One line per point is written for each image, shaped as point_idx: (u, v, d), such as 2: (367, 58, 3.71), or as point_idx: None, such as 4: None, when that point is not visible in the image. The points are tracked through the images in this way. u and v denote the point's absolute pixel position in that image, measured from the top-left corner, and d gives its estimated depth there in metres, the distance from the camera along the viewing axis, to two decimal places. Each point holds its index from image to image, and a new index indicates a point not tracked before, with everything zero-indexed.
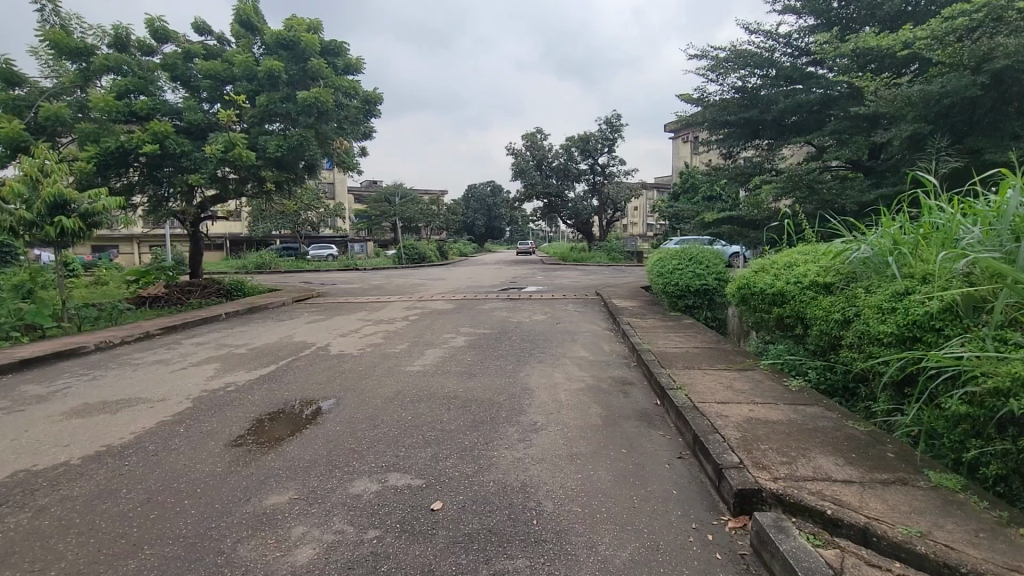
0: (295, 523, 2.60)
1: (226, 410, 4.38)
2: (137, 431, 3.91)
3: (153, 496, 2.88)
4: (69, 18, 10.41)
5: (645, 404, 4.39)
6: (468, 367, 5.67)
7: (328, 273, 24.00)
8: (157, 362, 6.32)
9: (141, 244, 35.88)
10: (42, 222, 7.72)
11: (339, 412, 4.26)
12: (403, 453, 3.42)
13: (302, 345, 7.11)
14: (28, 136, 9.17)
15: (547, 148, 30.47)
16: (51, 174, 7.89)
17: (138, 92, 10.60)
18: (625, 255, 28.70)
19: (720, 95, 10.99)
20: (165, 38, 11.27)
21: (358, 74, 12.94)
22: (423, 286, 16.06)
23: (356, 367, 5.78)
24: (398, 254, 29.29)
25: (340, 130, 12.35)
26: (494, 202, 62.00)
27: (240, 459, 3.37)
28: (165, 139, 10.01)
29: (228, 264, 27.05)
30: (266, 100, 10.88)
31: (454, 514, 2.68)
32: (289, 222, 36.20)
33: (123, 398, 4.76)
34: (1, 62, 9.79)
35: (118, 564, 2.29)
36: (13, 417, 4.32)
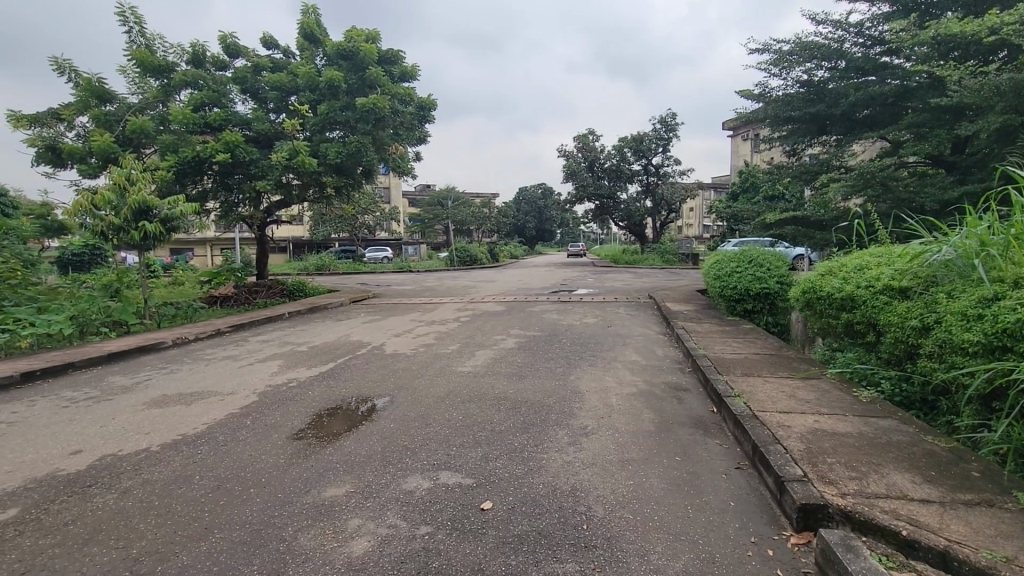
0: (352, 515, 2.69)
1: (288, 404, 4.60)
2: (208, 422, 4.18)
3: (222, 484, 3.07)
4: (152, 38, 11.29)
5: (701, 411, 4.25)
6: (518, 369, 5.69)
7: (383, 274, 24.82)
8: (227, 357, 6.74)
9: (214, 246, 38.50)
10: (129, 227, 8.41)
11: (392, 410, 4.38)
12: (453, 451, 3.47)
13: (358, 344, 7.36)
14: (117, 148, 10.03)
15: (599, 148, 30.08)
16: (136, 182, 8.55)
17: (212, 104, 11.35)
18: (680, 257, 27.92)
19: (782, 90, 10.52)
20: (236, 53, 12.01)
21: (414, 81, 13.29)
22: (474, 287, 16.26)
23: (409, 366, 5.92)
24: (450, 256, 29.89)
25: (395, 135, 12.72)
26: (545, 204, 61.96)
27: (300, 452, 3.53)
28: (236, 149, 10.66)
29: (291, 266, 28.52)
30: (327, 108, 11.38)
31: (503, 514, 2.69)
32: (347, 226, 37.74)
33: (197, 391, 5.10)
34: (94, 80, 10.73)
35: (192, 545, 2.44)
36: (102, 405, 4.73)
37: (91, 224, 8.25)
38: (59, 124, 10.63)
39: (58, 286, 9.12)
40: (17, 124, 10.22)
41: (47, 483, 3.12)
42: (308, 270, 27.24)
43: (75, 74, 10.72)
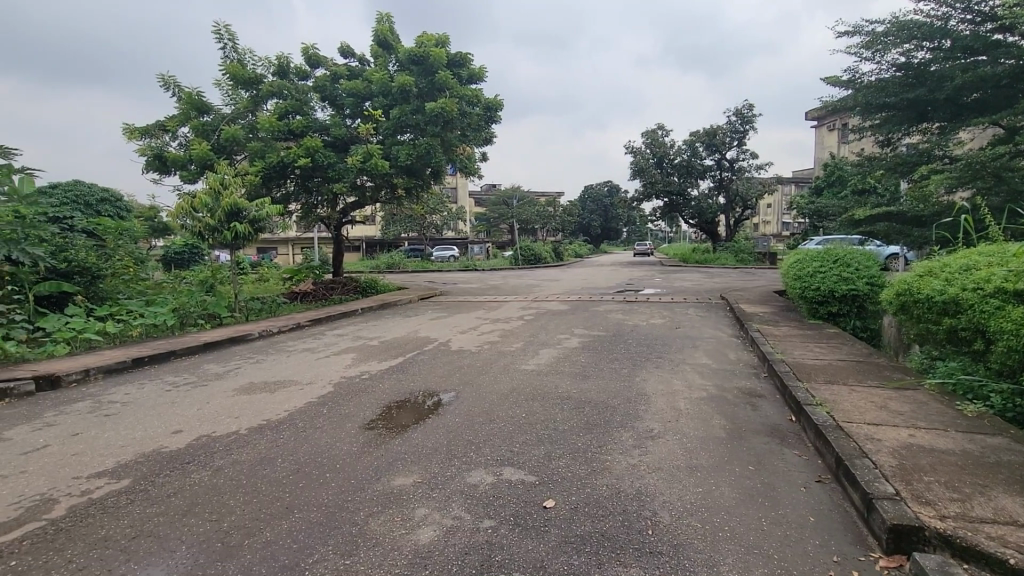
0: (419, 505, 2.78)
1: (361, 396, 4.84)
2: (289, 409, 4.48)
3: (301, 467, 3.28)
4: (244, 53, 12.22)
5: (777, 420, 4.01)
6: (583, 369, 5.63)
7: (450, 273, 25.46)
8: (306, 349, 7.17)
9: (296, 245, 41.18)
10: (222, 228, 9.15)
11: (457, 405, 4.47)
12: (517, 448, 3.50)
13: (425, 340, 7.59)
14: (213, 155, 10.96)
15: (668, 144, 29.16)
16: (229, 186, 9.30)
17: (295, 112, 12.10)
18: (755, 256, 26.54)
19: (875, 75, 9.70)
20: (317, 63, 12.75)
21: (482, 82, 13.50)
22: (538, 286, 16.32)
23: (475, 363, 6.03)
24: (515, 255, 30.11)
25: (463, 136, 13.01)
26: (610, 202, 60.98)
27: (371, 442, 3.69)
28: (316, 153, 11.34)
29: (364, 264, 29.91)
30: (398, 113, 11.84)
31: (567, 513, 2.68)
32: (416, 225, 39.00)
33: (279, 380, 5.47)
34: (194, 93, 11.76)
35: (274, 523, 2.62)
36: (199, 390, 5.19)
37: (191, 225, 9.09)
38: (165, 135, 11.73)
39: (163, 281, 10.11)
40: (131, 135, 11.40)
41: (154, 458, 3.47)
42: (379, 268, 28.44)
43: (178, 89, 11.80)
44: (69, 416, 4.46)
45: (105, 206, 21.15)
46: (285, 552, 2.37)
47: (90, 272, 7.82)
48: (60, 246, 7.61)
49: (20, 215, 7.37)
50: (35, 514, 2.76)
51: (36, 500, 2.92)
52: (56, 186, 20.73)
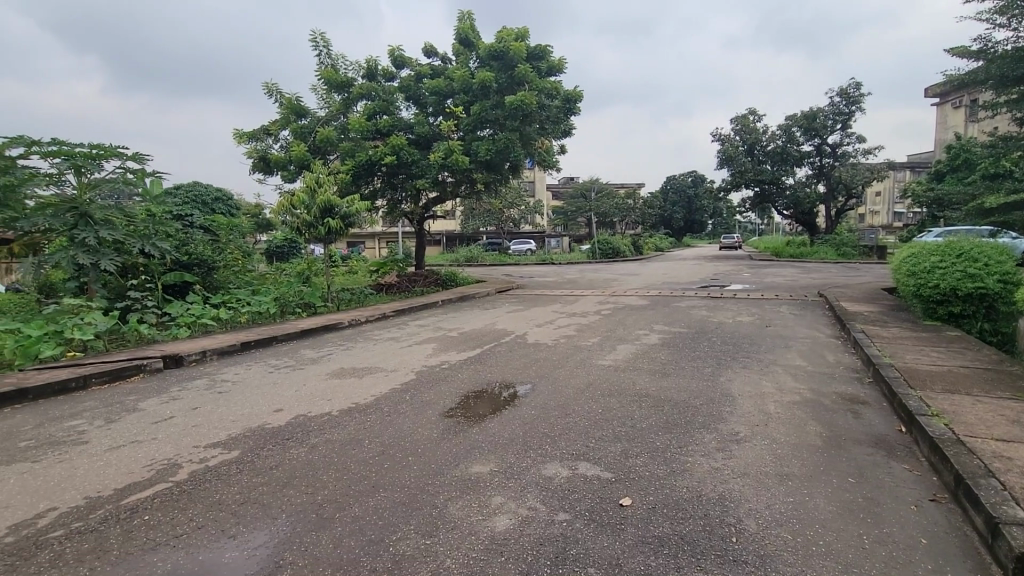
0: (495, 493, 2.84)
1: (441, 384, 5.02)
2: (376, 394, 4.75)
3: (386, 449, 3.46)
4: (337, 58, 12.99)
5: (883, 429, 3.66)
6: (662, 366, 5.45)
7: (527, 267, 25.63)
8: (391, 338, 7.55)
9: (382, 239, 43.43)
10: (317, 224, 9.83)
11: (533, 398, 4.51)
12: (593, 444, 3.47)
13: (503, 333, 7.71)
14: (309, 156, 11.79)
15: (760, 130, 27.32)
16: (323, 184, 9.97)
17: (382, 113, 12.68)
18: (861, 250, 24.24)
19: (1013, 43, 8.48)
20: (402, 64, 13.27)
21: (561, 74, 13.38)
22: (617, 281, 15.99)
23: (551, 356, 6.04)
24: (593, 249, 29.73)
25: (542, 129, 13.00)
26: (694, 193, 58.19)
27: (451, 429, 3.81)
28: (401, 151, 11.85)
29: (445, 257, 30.88)
30: (479, 109, 12.06)
31: (644, 513, 2.61)
32: (494, 219, 39.64)
33: (367, 367, 5.81)
34: (294, 98, 12.69)
35: (362, 500, 2.79)
36: (296, 373, 5.63)
37: (290, 221, 9.85)
38: (268, 138, 12.78)
39: (266, 273, 11.05)
40: (240, 140, 12.53)
41: (258, 433, 3.82)
42: (459, 261, 29.28)
43: (280, 96, 12.79)
44: (190, 391, 5.03)
45: (219, 205, 23.51)
46: (372, 528, 2.52)
47: (207, 263, 8.72)
48: (183, 240, 8.55)
49: (152, 213, 8.36)
50: (164, 476, 3.15)
51: (164, 464, 3.32)
52: (180, 188, 23.37)
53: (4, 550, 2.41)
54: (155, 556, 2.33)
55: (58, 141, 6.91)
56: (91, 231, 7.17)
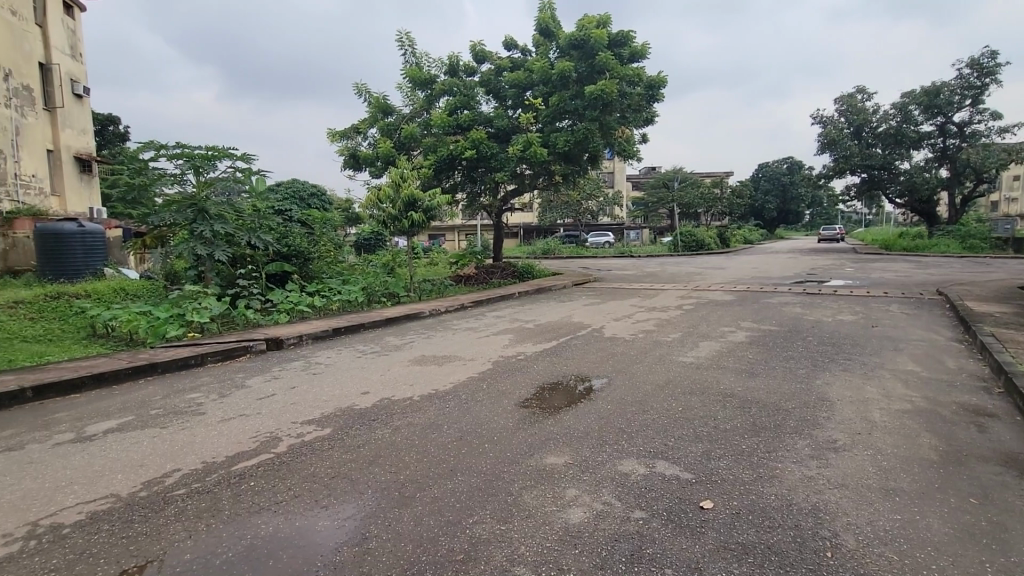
0: (569, 485, 2.83)
1: (517, 375, 5.07)
2: (454, 382, 4.89)
3: (464, 435, 3.57)
4: (421, 57, 13.44)
5: (1016, 447, 3.20)
6: (749, 365, 5.15)
7: (605, 259, 25.20)
8: (469, 328, 7.75)
9: (462, 231, 44.62)
10: (401, 217, 10.26)
11: (610, 393, 4.42)
12: (672, 442, 3.35)
13: (579, 326, 7.64)
14: (394, 152, 12.33)
15: (870, 109, 24.82)
16: (406, 179, 10.40)
17: (463, 108, 12.96)
18: (991, 242, 21.35)
19: None
20: (483, 59, 13.46)
21: (644, 60, 12.92)
22: (700, 275, 15.29)
23: (628, 351, 5.90)
24: (674, 241, 28.64)
25: (622, 118, 12.66)
26: (790, 181, 54.06)
27: (526, 420, 3.84)
28: (480, 145, 12.05)
29: (522, 249, 31.11)
30: (558, 100, 11.99)
31: (727, 518, 2.49)
32: (572, 211, 39.34)
33: (446, 355, 6.00)
34: (381, 97, 13.29)
35: (441, 482, 2.90)
36: (381, 359, 5.95)
37: (377, 214, 10.37)
38: (358, 136, 13.51)
39: (355, 264, 11.73)
40: (333, 139, 13.36)
41: (346, 413, 4.08)
42: (536, 254, 29.42)
43: (369, 96, 13.46)
44: (288, 371, 5.48)
45: (314, 200, 25.34)
46: (449, 510, 2.61)
47: (303, 255, 9.40)
48: (283, 233, 9.29)
49: (257, 209, 9.14)
50: (267, 447, 3.46)
51: (266, 436, 3.64)
52: (281, 185, 25.45)
53: (139, 502, 2.77)
54: (259, 519, 2.57)
55: (181, 145, 7.74)
56: (207, 225, 7.98)
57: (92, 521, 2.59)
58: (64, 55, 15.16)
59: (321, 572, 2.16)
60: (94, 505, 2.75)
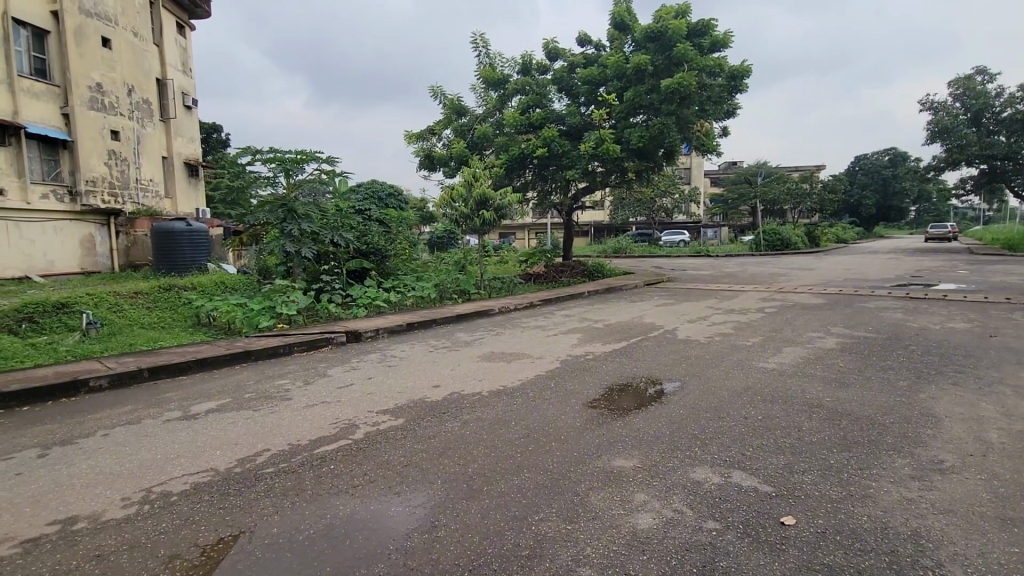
0: (638, 490, 2.76)
1: (585, 375, 5.02)
2: (522, 379, 4.92)
3: (532, 432, 3.58)
4: (494, 57, 13.62)
5: None
6: (840, 374, 4.76)
7: (680, 259, 24.32)
8: (538, 326, 7.76)
9: (532, 229, 44.88)
10: (473, 215, 10.45)
11: (683, 397, 4.26)
12: (750, 452, 3.17)
13: (650, 326, 7.41)
14: (467, 151, 12.59)
15: (992, 92, 22.13)
16: (479, 179, 10.58)
17: (536, 106, 12.99)
18: None
19: None
20: (556, 56, 13.41)
21: (726, 50, 12.31)
22: (785, 276, 14.34)
23: (703, 355, 5.65)
24: (756, 240, 27.11)
25: (701, 111, 12.13)
26: (892, 175, 49.37)
27: (594, 420, 3.78)
28: (552, 143, 12.05)
29: (593, 248, 30.71)
30: (633, 95, 11.72)
31: (812, 536, 2.32)
32: (646, 209, 38.31)
33: (514, 353, 6.05)
34: (455, 98, 13.60)
35: (507, 478, 2.92)
36: (452, 354, 6.10)
37: (450, 213, 10.64)
38: (433, 138, 13.92)
39: (429, 261, 12.11)
40: (410, 140, 13.85)
41: (419, 405, 4.22)
42: (607, 252, 28.99)
43: (444, 98, 13.82)
44: (365, 363, 5.76)
45: (392, 200, 26.47)
46: (515, 506, 2.62)
47: (381, 252, 9.84)
48: (363, 232, 9.77)
49: (340, 208, 9.70)
50: (346, 434, 3.66)
51: (345, 423, 3.85)
52: (363, 186, 26.84)
53: (234, 477, 3.03)
54: (338, 501, 2.72)
55: (274, 150, 8.36)
56: (296, 224, 8.58)
57: (195, 492, 2.86)
58: (176, 69, 16.83)
59: (394, 554, 2.25)
60: (196, 477, 3.04)
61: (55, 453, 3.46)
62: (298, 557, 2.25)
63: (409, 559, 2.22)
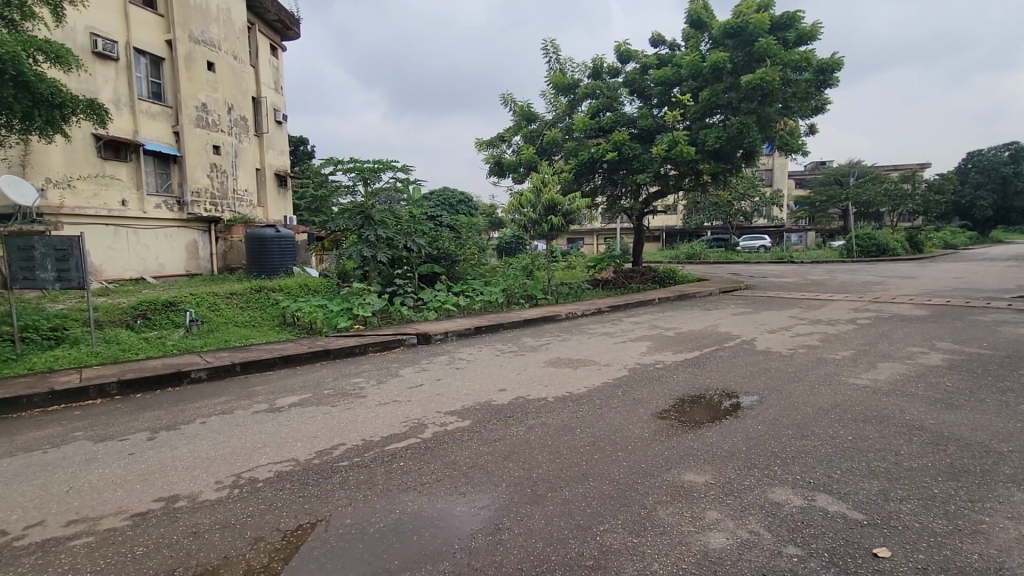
0: (710, 507, 2.61)
1: (655, 384, 4.86)
2: (588, 386, 4.84)
3: (597, 440, 3.51)
4: (564, 62, 13.61)
5: None
6: (946, 395, 4.27)
7: (761, 265, 23.01)
8: (605, 333, 7.62)
9: (601, 234, 44.29)
10: (541, 221, 10.47)
11: (761, 411, 4.00)
12: (837, 475, 2.91)
13: (726, 336, 7.04)
14: (536, 157, 12.65)
15: None
16: (547, 184, 10.59)
17: (606, 110, 12.82)
18: None
19: None
20: (628, 58, 13.18)
21: (813, 43, 11.55)
22: (880, 284, 13.15)
23: (785, 367, 5.30)
24: (848, 245, 25.08)
25: (785, 108, 11.43)
26: (1014, 172, 43.87)
27: (664, 432, 3.64)
28: (622, 147, 11.84)
29: (665, 254, 29.78)
30: (709, 94, 11.28)
31: (910, 572, 2.09)
32: (723, 213, 36.59)
33: (580, 359, 5.97)
34: (525, 105, 13.72)
35: (571, 486, 2.87)
36: (518, 358, 6.12)
37: (519, 218, 10.73)
38: (502, 145, 14.12)
39: (497, 266, 12.27)
40: (481, 148, 14.12)
41: (485, 408, 4.27)
42: (680, 258, 28.00)
43: (514, 105, 13.99)
44: (435, 365, 5.92)
45: (463, 206, 27.13)
46: (580, 514, 2.58)
47: (451, 257, 10.10)
48: (434, 238, 10.08)
49: (413, 215, 10.08)
50: (415, 433, 3.77)
51: (415, 422, 3.98)
52: (435, 193, 27.73)
53: (312, 468, 3.21)
54: (406, 497, 2.80)
55: (354, 160, 8.85)
56: (372, 230, 9.03)
57: (278, 480, 3.06)
58: (268, 88, 18.27)
59: (458, 554, 2.28)
60: (279, 466, 3.25)
61: (161, 436, 3.84)
62: (368, 549, 2.33)
63: (473, 559, 2.24)
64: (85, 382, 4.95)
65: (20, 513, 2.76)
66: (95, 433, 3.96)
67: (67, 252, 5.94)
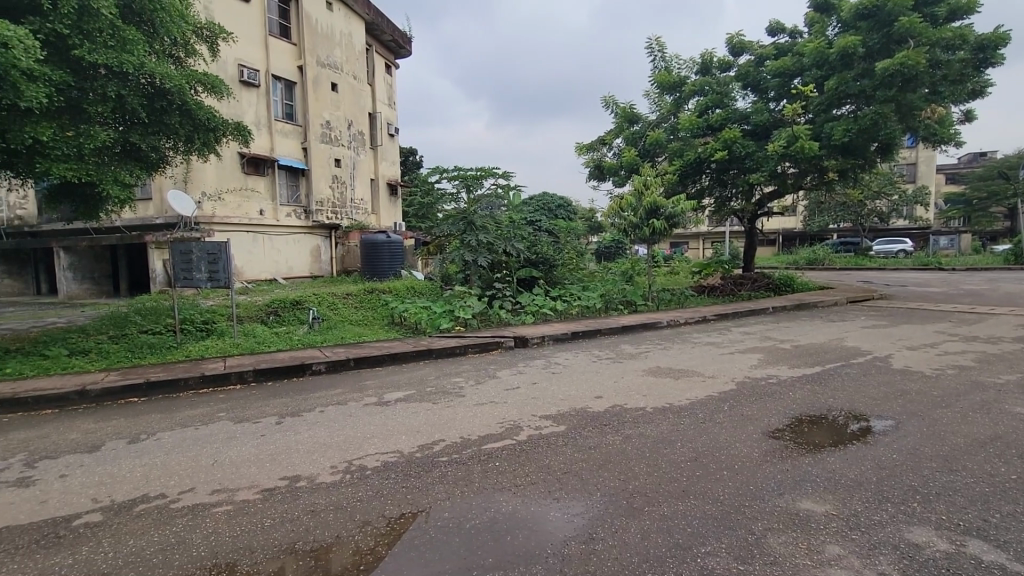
0: (831, 541, 2.34)
1: (768, 400, 4.47)
2: (691, 398, 4.58)
3: (700, 456, 3.30)
4: (670, 60, 13.10)
5: None
6: None
7: (898, 272, 20.33)
8: (711, 343, 7.18)
9: (708, 238, 41.86)
10: (643, 225, 10.17)
11: (897, 439, 3.51)
12: (997, 519, 2.46)
13: (854, 351, 6.31)
14: (638, 159, 12.30)
15: None
16: (649, 187, 10.24)
17: (716, 107, 12.13)
18: None
19: None
20: (741, 50, 12.37)
21: (971, 17, 10.01)
22: None
23: (928, 390, 4.61)
24: (1015, 249, 21.28)
25: (932, 94, 10.02)
26: None
27: (777, 453, 3.33)
28: (734, 144, 11.12)
29: (782, 259, 27.38)
30: (837, 83, 10.21)
31: None
32: (852, 214, 32.82)
33: (683, 369, 5.68)
34: (627, 107, 13.40)
35: (670, 502, 2.73)
36: (616, 366, 5.97)
37: (619, 223, 10.49)
38: (604, 148, 13.91)
39: (596, 270, 12.11)
40: (582, 152, 14.04)
41: (580, 414, 4.22)
42: (799, 263, 25.61)
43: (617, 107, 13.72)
44: (531, 368, 5.98)
45: (562, 210, 27.12)
46: (679, 532, 2.44)
47: (548, 261, 10.14)
48: (533, 242, 10.20)
49: (513, 220, 10.29)
50: (511, 434, 3.82)
51: (511, 424, 4.04)
52: (535, 198, 28.06)
53: (414, 461, 3.37)
54: (500, 497, 2.84)
55: (459, 168, 9.26)
56: (474, 236, 9.37)
57: (383, 469, 3.26)
58: (383, 104, 19.70)
59: (551, 559, 2.26)
60: (384, 456, 3.46)
61: (287, 421, 4.28)
62: (464, 543, 2.39)
63: (566, 565, 2.22)
64: (229, 369, 5.67)
65: (176, 479, 3.22)
66: (235, 414, 4.52)
67: (217, 255, 6.86)
